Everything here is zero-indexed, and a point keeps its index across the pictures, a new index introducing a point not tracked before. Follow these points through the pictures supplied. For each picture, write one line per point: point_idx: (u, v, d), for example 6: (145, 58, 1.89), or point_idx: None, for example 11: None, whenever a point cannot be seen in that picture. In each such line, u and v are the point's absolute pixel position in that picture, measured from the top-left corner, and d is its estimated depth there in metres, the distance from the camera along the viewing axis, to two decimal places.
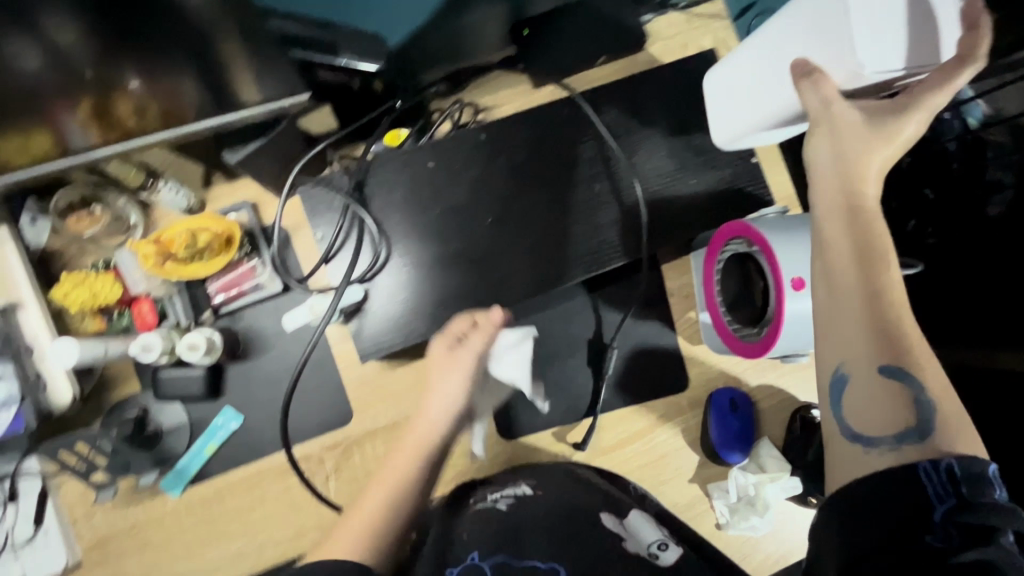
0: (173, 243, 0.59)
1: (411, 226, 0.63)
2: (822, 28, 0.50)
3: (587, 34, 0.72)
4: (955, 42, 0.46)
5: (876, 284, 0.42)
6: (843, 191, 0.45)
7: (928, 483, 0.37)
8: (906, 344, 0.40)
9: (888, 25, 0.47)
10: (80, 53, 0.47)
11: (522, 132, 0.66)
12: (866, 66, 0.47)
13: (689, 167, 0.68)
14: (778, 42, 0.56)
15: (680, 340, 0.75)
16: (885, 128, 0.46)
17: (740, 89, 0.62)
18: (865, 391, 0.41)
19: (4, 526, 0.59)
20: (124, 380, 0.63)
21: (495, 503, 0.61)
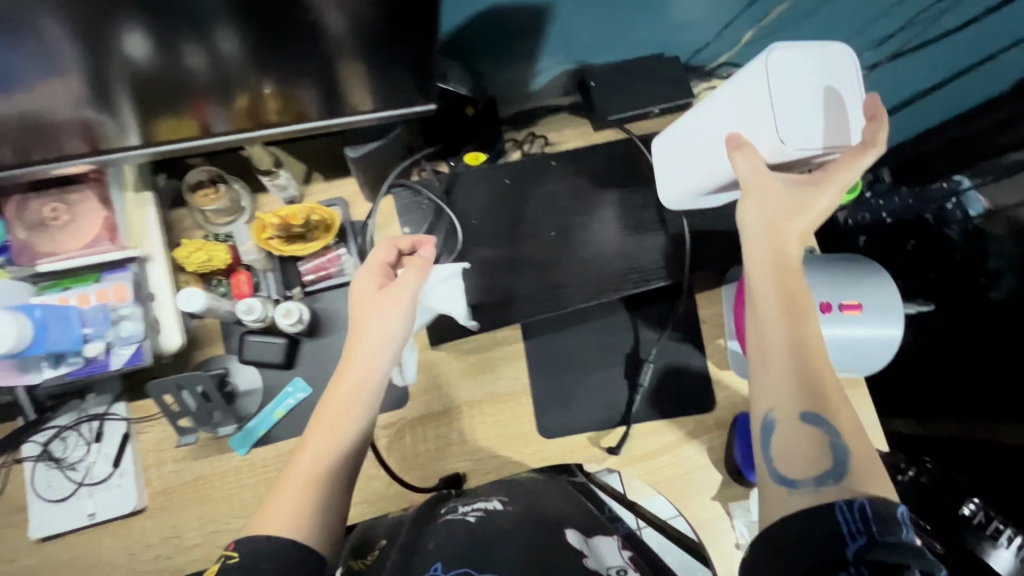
0: (293, 219, 0.67)
1: (483, 231, 0.73)
2: (747, 108, 0.58)
3: (644, 91, 0.84)
4: (860, 128, 0.56)
5: (798, 339, 0.53)
6: (773, 262, 0.56)
7: (844, 521, 0.45)
8: (821, 394, 0.51)
9: (805, 110, 0.55)
10: (236, 61, 0.56)
11: (583, 165, 0.77)
12: (787, 144, 0.55)
13: (726, 208, 0.78)
14: (712, 115, 0.63)
15: (709, 363, 0.81)
16: (808, 196, 0.56)
17: (684, 153, 0.70)
18: (790, 434, 0.52)
19: (85, 463, 0.64)
20: (210, 341, 0.70)
21: (466, 515, 0.60)
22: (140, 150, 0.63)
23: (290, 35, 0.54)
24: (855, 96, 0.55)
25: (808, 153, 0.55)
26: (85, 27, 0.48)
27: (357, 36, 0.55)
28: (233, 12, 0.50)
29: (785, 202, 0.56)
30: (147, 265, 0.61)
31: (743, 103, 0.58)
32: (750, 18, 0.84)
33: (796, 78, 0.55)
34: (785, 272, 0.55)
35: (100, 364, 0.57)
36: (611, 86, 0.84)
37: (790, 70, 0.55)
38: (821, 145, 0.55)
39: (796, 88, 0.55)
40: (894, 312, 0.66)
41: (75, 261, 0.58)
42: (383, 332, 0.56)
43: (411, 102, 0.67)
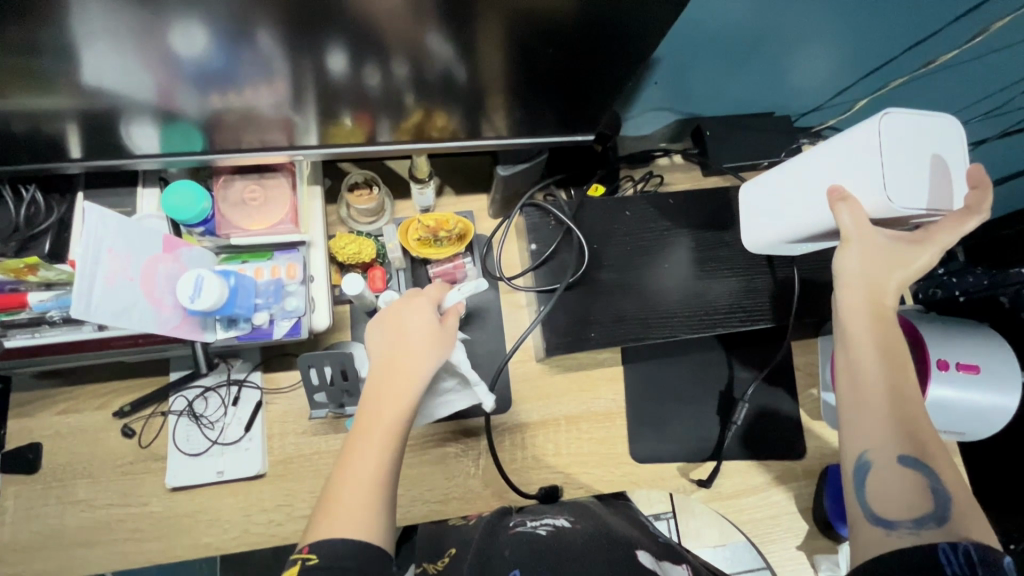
0: (446, 223, 0.73)
1: (601, 256, 0.78)
2: (852, 163, 0.60)
3: (752, 145, 0.90)
4: (963, 194, 0.58)
5: (895, 384, 0.56)
6: (871, 301, 0.58)
7: (947, 562, 0.47)
8: (919, 440, 0.54)
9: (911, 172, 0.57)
10: (407, 85, 0.64)
11: (695, 206, 0.82)
12: (894, 201, 0.57)
13: (830, 261, 0.81)
14: (810, 167, 0.66)
15: (801, 411, 0.82)
16: (908, 251, 0.58)
17: (774, 201, 0.72)
18: (884, 476, 0.54)
19: (221, 423, 0.70)
20: (339, 328, 0.76)
21: (536, 528, 0.65)
22: (316, 149, 0.71)
23: (470, 67, 0.61)
24: (957, 164, 0.58)
25: (913, 212, 0.57)
26: (310, 44, 0.55)
27: (527, 71, 0.62)
28: (433, 44, 0.57)
29: (888, 254, 0.59)
30: (312, 250, 0.68)
31: (849, 157, 0.60)
32: (863, 87, 0.89)
33: (905, 139, 0.57)
34: (879, 316, 0.58)
35: (264, 332, 0.63)
36: (723, 137, 0.89)
37: (900, 132, 0.57)
38: (925, 207, 0.57)
39: (903, 150, 0.57)
40: (1010, 379, 0.67)
41: (255, 238, 0.64)
42: (429, 349, 0.59)
43: (572, 133, 0.75)
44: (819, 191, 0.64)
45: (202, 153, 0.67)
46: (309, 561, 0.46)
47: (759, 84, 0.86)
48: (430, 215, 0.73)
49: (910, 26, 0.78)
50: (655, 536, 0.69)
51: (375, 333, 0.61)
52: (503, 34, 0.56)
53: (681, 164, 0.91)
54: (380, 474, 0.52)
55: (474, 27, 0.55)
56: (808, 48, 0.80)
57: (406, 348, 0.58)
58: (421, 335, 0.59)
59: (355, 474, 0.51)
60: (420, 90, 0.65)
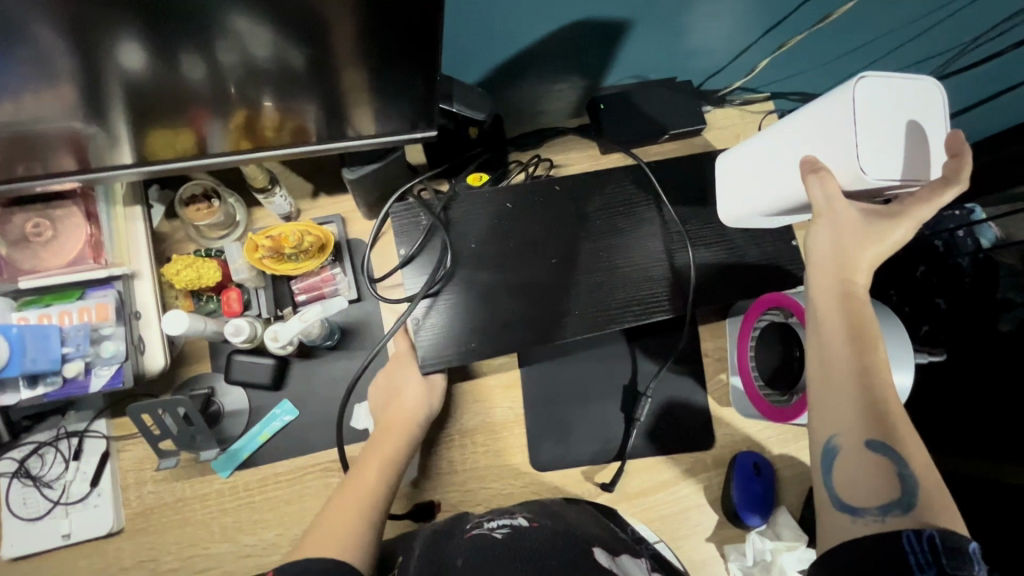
0: (287, 240, 0.64)
1: (484, 255, 0.70)
2: (826, 132, 0.55)
3: (653, 115, 0.83)
4: (941, 162, 0.52)
5: (865, 364, 0.51)
6: (840, 282, 0.55)
7: (911, 551, 0.43)
8: (891, 421, 0.49)
9: (884, 139, 0.52)
10: (233, 77, 0.54)
11: (583, 196, 0.74)
12: (867, 173, 0.52)
13: (728, 244, 0.75)
14: (784, 135, 0.61)
15: (709, 399, 0.79)
16: (881, 227, 0.54)
17: (747, 173, 0.68)
18: (853, 462, 0.49)
19: (62, 481, 0.63)
20: (197, 359, 0.68)
21: (492, 531, 0.60)
22: (132, 167, 0.62)
23: (302, 56, 0.52)
24: (940, 129, 0.53)
25: (887, 185, 0.53)
26: (84, 35, 0.45)
27: (371, 61, 0.54)
28: (254, 28, 0.48)
29: (860, 229, 0.55)
30: (135, 282, 0.61)
31: (820, 125, 0.55)
32: (767, 44, 0.82)
33: (885, 104, 0.52)
34: (851, 298, 0.55)
35: (80, 385, 0.55)
36: (620, 111, 0.82)
37: (876, 95, 0.52)
38: (899, 178, 0.52)
39: (878, 115, 0.52)
40: (903, 358, 0.65)
41: (57, 279, 0.57)
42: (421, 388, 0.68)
43: (411, 130, 0.66)
44: (792, 163, 0.60)
45: None
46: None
47: (656, 47, 0.79)
48: (270, 232, 0.64)
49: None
50: (614, 531, 0.65)
51: (375, 388, 0.69)
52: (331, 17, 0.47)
53: (577, 143, 0.83)
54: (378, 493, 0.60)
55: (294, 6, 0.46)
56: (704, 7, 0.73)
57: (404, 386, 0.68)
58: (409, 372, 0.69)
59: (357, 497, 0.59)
60: (250, 84, 0.55)
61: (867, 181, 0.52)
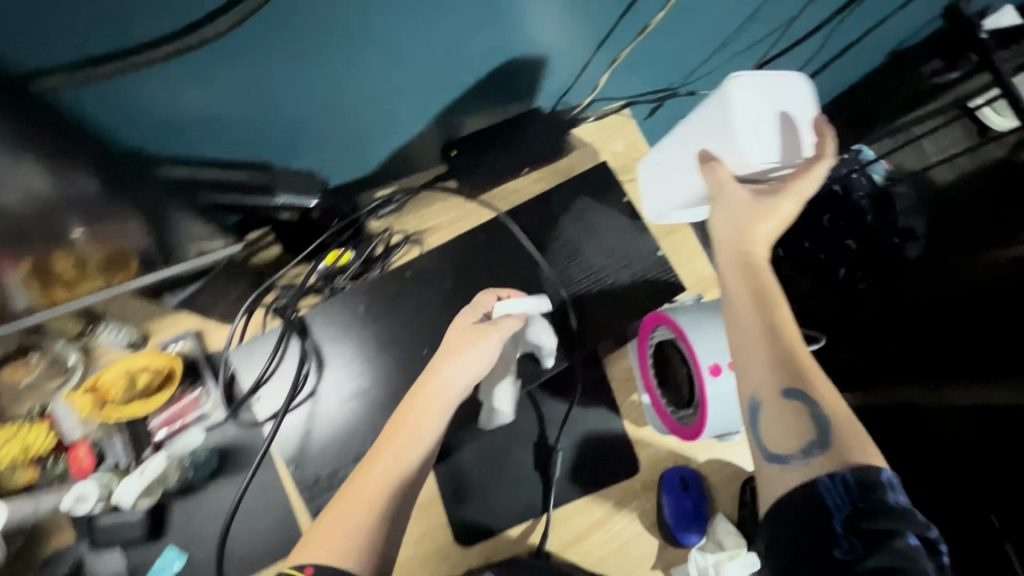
0: (111, 388, 0.61)
1: (349, 367, 0.66)
2: (714, 126, 0.59)
3: (509, 150, 0.80)
4: (812, 143, 0.57)
5: (772, 321, 0.50)
6: (739, 254, 0.54)
7: (829, 495, 0.42)
8: (802, 369, 0.47)
9: (763, 126, 0.57)
10: None
11: (448, 255, 0.71)
12: (748, 158, 0.56)
13: (604, 269, 0.74)
14: (686, 134, 0.65)
15: (625, 423, 0.77)
16: (764, 203, 0.55)
17: (664, 173, 0.71)
18: (774, 412, 0.47)
19: None
20: (57, 531, 0.61)
21: None
22: None
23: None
24: (809, 113, 0.57)
25: (770, 166, 0.57)
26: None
27: None
28: None
29: (748, 210, 0.55)
30: None
31: (709, 120, 0.60)
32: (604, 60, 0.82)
33: (757, 95, 0.57)
34: (748, 267, 0.53)
35: None
36: (475, 153, 0.78)
37: (750, 87, 0.57)
38: (777, 159, 0.56)
39: (752, 105, 0.57)
40: None
41: None
42: (477, 360, 0.60)
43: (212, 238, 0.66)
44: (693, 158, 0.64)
45: None
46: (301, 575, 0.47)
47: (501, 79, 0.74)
48: (92, 383, 0.61)
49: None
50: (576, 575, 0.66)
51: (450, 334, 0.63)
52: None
53: (438, 195, 0.80)
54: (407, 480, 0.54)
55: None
56: (531, 5, 0.66)
57: (448, 362, 0.59)
58: (464, 347, 0.60)
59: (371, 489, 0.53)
60: None
61: (753, 164, 0.57)
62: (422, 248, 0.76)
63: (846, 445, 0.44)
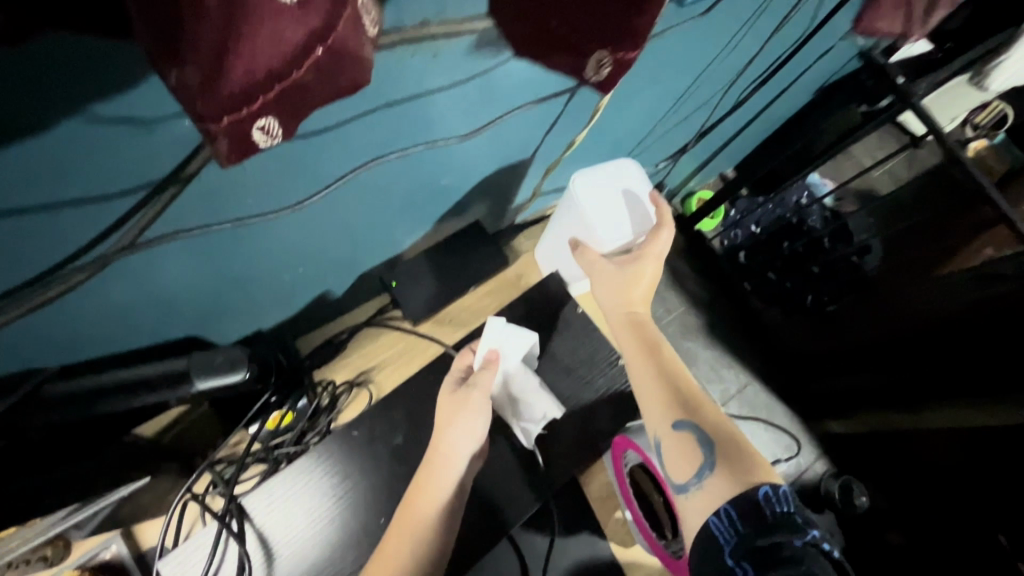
0: None
1: (301, 552, 0.59)
2: (576, 217, 0.68)
3: (450, 273, 0.78)
4: (653, 211, 0.67)
5: (660, 367, 0.60)
6: (625, 314, 0.65)
7: (719, 531, 0.46)
8: (687, 404, 0.55)
9: (611, 209, 0.66)
10: None
11: (398, 401, 0.67)
12: (607, 239, 0.66)
13: (565, 390, 0.70)
14: (558, 221, 0.72)
15: (613, 547, 0.72)
16: (630, 270, 0.65)
17: (554, 253, 0.77)
18: (670, 445, 0.54)
19: None
20: None
21: None
22: None
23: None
24: (644, 188, 0.67)
25: (625, 240, 0.66)
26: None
27: None
28: None
29: (621, 280, 0.65)
30: None
31: (569, 211, 0.69)
32: (536, 170, 0.79)
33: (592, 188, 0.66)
34: (637, 324, 0.65)
35: None
36: (414, 282, 0.76)
37: (592, 181, 0.66)
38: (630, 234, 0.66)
39: (599, 194, 0.66)
40: None
41: None
42: (471, 426, 0.61)
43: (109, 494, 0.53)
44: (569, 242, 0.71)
45: None
46: None
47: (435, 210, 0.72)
48: None
49: (549, 84, 0.61)
50: None
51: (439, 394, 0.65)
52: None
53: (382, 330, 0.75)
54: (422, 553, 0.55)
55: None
56: (453, 155, 0.64)
57: (443, 433, 0.60)
58: (454, 416, 0.61)
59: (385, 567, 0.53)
60: None
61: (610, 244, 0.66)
62: (371, 392, 0.72)
63: (728, 460, 0.51)
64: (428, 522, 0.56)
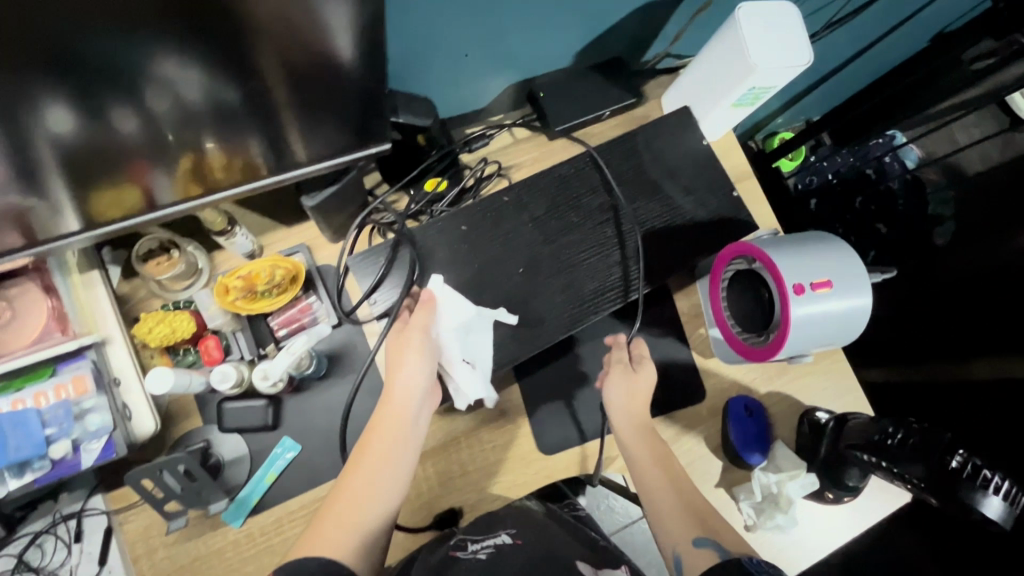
0: (258, 278, 0.65)
1: (452, 282, 0.71)
2: (729, 48, 0.72)
3: (589, 96, 0.85)
4: (807, 51, 0.70)
5: (632, 417, 0.71)
6: (642, 427, 0.71)
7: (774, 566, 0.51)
8: (706, 524, 0.64)
9: (767, 40, 0.70)
10: (167, 126, 0.52)
11: (538, 187, 0.76)
12: (759, 64, 0.69)
13: (682, 205, 0.79)
14: (708, 56, 0.76)
15: (693, 354, 0.82)
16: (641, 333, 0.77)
17: (692, 89, 0.81)
18: (690, 557, 0.60)
19: (68, 565, 0.61)
20: (186, 415, 0.66)
21: (476, 552, 0.61)
22: (81, 234, 0.59)
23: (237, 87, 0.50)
24: (800, 29, 0.71)
25: (774, 68, 0.70)
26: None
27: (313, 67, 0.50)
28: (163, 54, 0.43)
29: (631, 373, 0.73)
30: (107, 348, 0.57)
31: (724, 42, 0.72)
32: (685, 9, 0.83)
33: (779, 42, 0.70)
34: (644, 430, 0.71)
35: (70, 464, 0.53)
36: (558, 97, 0.84)
37: (753, 15, 0.70)
38: (781, 64, 0.70)
39: (757, 26, 0.70)
40: (860, 281, 0.69)
41: (17, 363, 0.53)
42: (418, 367, 0.65)
43: (364, 146, 0.64)
44: (719, 69, 0.75)
45: None
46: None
47: (591, 22, 0.78)
48: (239, 271, 0.64)
49: None
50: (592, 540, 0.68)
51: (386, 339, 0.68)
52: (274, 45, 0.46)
53: (526, 134, 0.85)
54: (376, 489, 0.60)
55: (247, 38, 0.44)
56: None
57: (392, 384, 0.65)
58: (401, 360, 0.65)
59: (352, 499, 0.59)
60: (189, 128, 0.53)
61: (763, 96, 0.77)
62: (510, 180, 0.82)
63: None
64: (391, 468, 0.61)
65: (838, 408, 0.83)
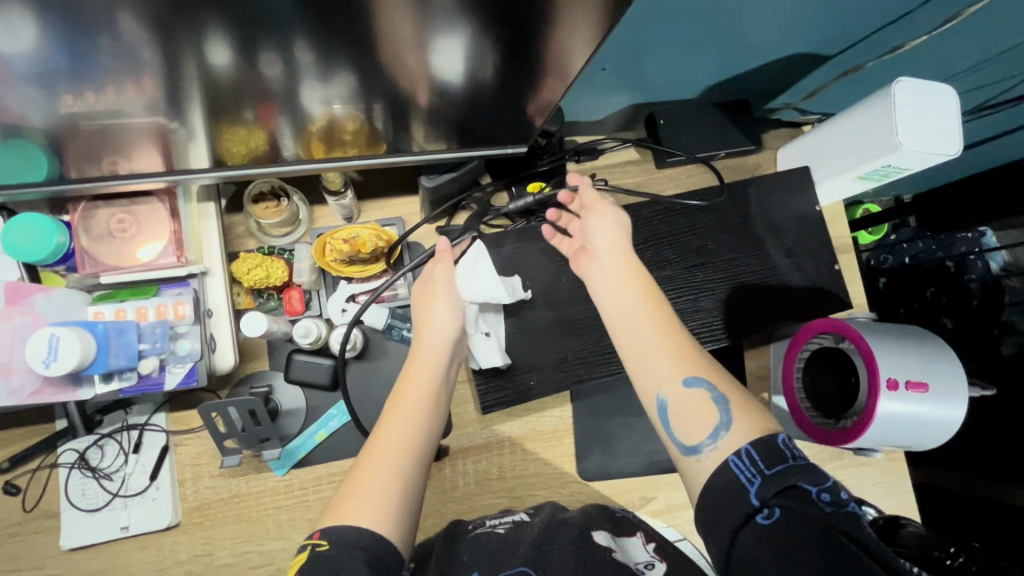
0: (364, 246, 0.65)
1: (537, 291, 0.70)
2: (875, 120, 0.69)
3: (708, 133, 0.83)
4: (957, 141, 0.67)
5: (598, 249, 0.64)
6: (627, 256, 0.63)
7: (740, 471, 0.47)
8: (698, 361, 0.55)
9: (918, 121, 0.67)
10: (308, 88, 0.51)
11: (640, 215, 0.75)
12: (904, 144, 0.66)
13: (779, 266, 0.76)
14: (848, 122, 0.73)
15: None
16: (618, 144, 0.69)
17: (818, 151, 0.78)
18: (680, 400, 0.53)
19: (121, 473, 0.63)
20: (256, 356, 0.68)
21: (495, 527, 0.61)
22: (207, 171, 0.61)
23: (388, 61, 0.49)
24: (954, 116, 0.67)
25: (919, 152, 0.67)
26: (173, 31, 0.40)
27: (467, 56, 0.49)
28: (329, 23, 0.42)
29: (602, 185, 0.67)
30: (207, 279, 0.61)
31: (870, 113, 0.69)
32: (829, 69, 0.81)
33: (928, 126, 0.67)
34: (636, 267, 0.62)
35: (154, 381, 0.57)
36: (677, 128, 0.82)
37: (910, 93, 0.67)
38: (928, 149, 0.67)
39: (910, 105, 0.67)
40: (958, 389, 0.66)
41: (134, 276, 0.59)
42: (448, 318, 0.63)
43: (504, 144, 0.68)
44: (857, 138, 0.72)
45: (54, 183, 0.56)
46: (320, 547, 0.46)
47: (730, 63, 0.76)
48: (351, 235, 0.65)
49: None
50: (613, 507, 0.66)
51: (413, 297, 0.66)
52: (444, 34, 0.44)
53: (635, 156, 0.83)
54: (411, 453, 0.54)
55: (424, 23, 0.43)
56: (784, 15, 0.67)
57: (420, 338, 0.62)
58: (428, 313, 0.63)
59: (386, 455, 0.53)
60: (325, 91, 0.52)
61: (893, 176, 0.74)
62: None
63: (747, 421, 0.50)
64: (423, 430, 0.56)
65: (888, 508, 0.79)
